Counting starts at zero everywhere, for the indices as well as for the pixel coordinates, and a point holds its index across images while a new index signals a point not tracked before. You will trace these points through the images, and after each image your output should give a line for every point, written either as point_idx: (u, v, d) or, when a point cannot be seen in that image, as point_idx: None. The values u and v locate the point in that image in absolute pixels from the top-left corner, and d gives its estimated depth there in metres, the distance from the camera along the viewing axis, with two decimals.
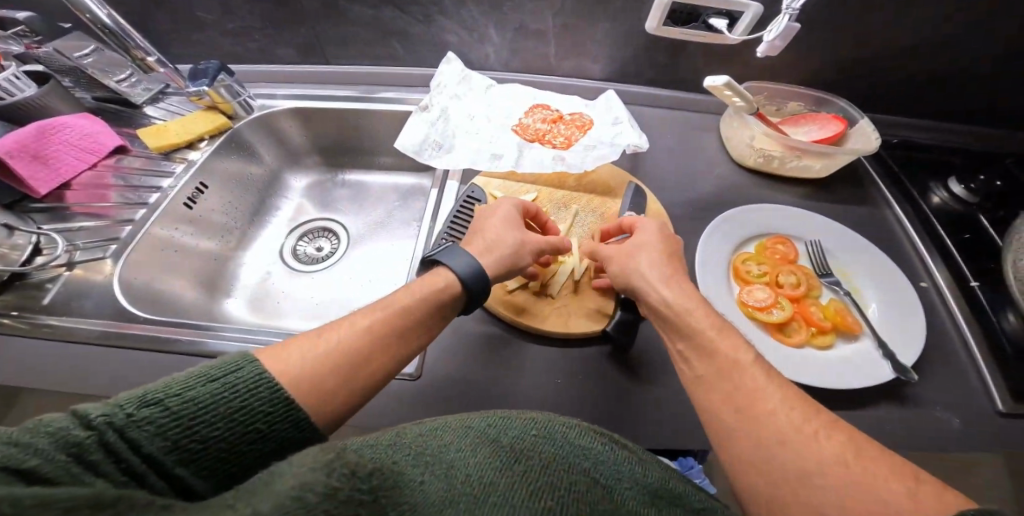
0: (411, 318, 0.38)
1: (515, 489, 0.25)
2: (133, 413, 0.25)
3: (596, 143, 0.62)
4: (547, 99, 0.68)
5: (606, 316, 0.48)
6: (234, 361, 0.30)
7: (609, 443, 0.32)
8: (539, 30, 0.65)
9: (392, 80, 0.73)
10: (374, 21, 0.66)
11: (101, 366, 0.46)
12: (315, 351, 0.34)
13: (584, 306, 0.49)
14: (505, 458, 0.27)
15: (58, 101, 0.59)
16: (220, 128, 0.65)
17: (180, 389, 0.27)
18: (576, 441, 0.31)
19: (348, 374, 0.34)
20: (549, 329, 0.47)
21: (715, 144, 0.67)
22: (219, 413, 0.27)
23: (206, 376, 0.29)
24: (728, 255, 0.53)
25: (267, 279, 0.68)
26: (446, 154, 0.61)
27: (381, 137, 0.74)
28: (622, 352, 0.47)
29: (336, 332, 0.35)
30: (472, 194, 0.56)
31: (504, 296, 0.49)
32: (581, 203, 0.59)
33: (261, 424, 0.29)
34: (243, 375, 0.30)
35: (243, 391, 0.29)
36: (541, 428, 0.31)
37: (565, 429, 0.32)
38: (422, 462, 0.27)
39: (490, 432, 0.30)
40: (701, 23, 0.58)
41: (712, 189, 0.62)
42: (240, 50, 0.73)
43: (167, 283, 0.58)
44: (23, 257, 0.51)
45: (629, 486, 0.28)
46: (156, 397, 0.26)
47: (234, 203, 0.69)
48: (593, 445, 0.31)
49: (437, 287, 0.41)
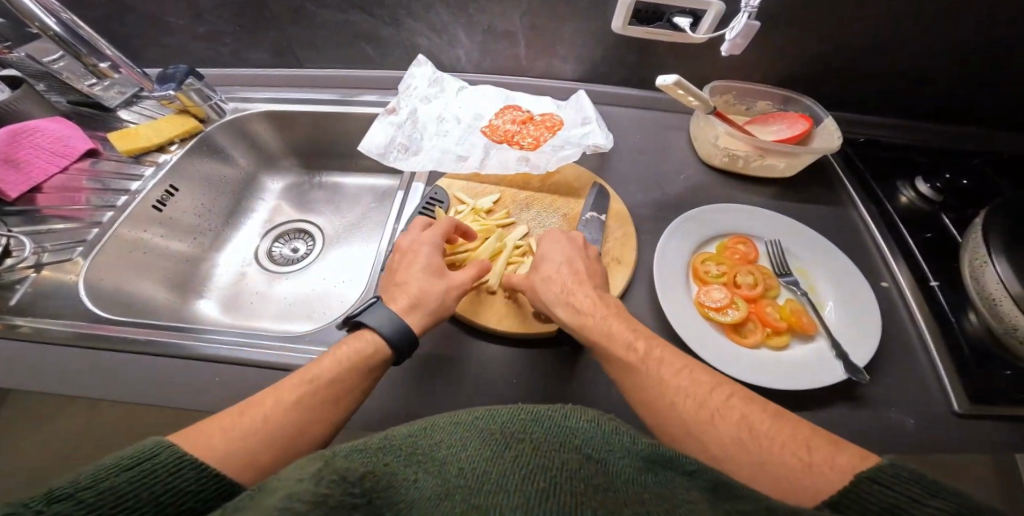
0: (342, 384, 0.37)
1: (510, 473, 0.24)
2: (39, 511, 0.22)
3: (562, 144, 0.62)
4: (517, 100, 0.69)
5: None
6: (150, 447, 0.28)
7: (595, 419, 0.31)
8: (506, 31, 0.65)
9: (364, 83, 0.74)
10: (342, 24, 0.66)
11: (64, 365, 0.47)
12: (239, 428, 0.33)
13: None
14: (495, 447, 0.27)
15: (30, 105, 0.60)
16: (192, 131, 0.66)
17: (88, 483, 0.25)
18: (560, 422, 0.30)
19: (282, 447, 0.33)
20: (506, 328, 0.47)
21: (683, 144, 0.67)
22: (142, 498, 0.26)
23: (118, 466, 0.26)
24: (688, 256, 0.54)
25: (240, 279, 0.69)
26: (413, 156, 0.61)
27: (354, 139, 0.75)
28: (576, 352, 0.47)
29: (260, 407, 0.34)
30: (434, 196, 0.57)
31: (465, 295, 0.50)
32: (545, 203, 0.59)
33: (192, 503, 0.28)
34: (162, 461, 0.28)
35: (166, 475, 0.27)
36: (527, 414, 0.30)
37: (550, 412, 0.30)
38: (414, 462, 0.27)
39: (478, 424, 0.29)
40: (666, 22, 0.58)
41: (678, 189, 0.62)
42: (214, 54, 0.74)
43: (135, 284, 0.58)
44: None
45: (621, 457, 0.27)
46: (60, 494, 0.24)
47: (207, 205, 0.69)
48: (578, 425, 0.30)
49: (366, 347, 0.40)
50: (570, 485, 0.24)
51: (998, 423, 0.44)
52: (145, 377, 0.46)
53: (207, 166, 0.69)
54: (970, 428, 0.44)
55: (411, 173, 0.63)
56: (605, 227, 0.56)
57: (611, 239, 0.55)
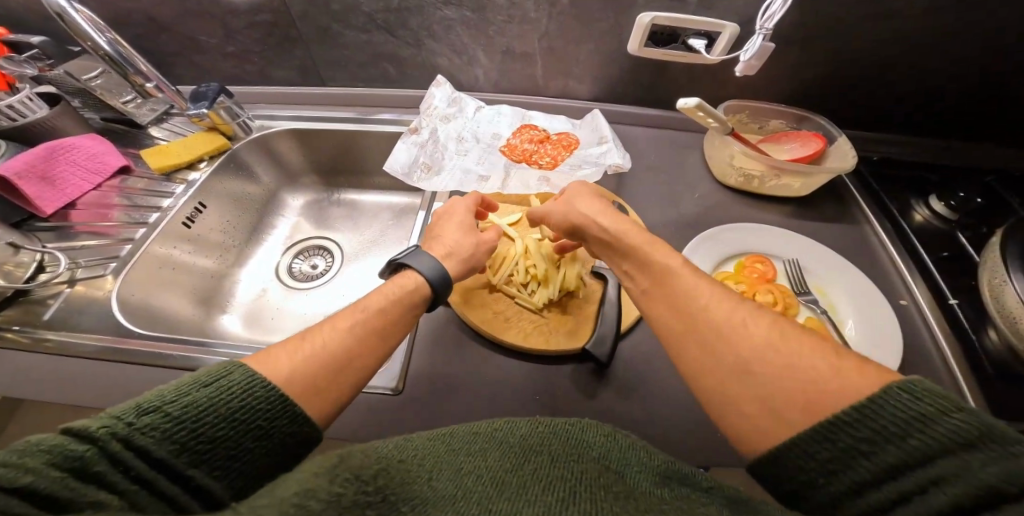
0: (391, 314, 0.40)
1: (530, 486, 0.25)
2: (133, 422, 0.25)
3: (581, 163, 0.63)
4: (535, 120, 0.70)
5: (586, 335, 0.49)
6: (224, 366, 0.30)
7: (612, 430, 0.31)
8: (524, 53, 0.67)
9: (385, 101, 0.76)
10: (366, 45, 0.69)
11: (96, 380, 0.47)
12: (302, 350, 0.35)
13: (566, 324, 0.50)
14: (517, 460, 0.27)
15: (69, 122, 0.63)
16: (220, 148, 0.68)
17: (175, 396, 0.27)
18: (578, 433, 0.30)
19: (337, 371, 0.35)
20: (532, 347, 0.47)
21: (699, 163, 0.68)
22: (219, 414, 0.28)
23: (198, 382, 0.29)
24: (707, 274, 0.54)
25: (262, 294, 0.70)
26: (435, 176, 0.63)
27: (374, 156, 0.76)
28: (600, 371, 0.47)
29: (320, 332, 0.36)
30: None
31: (490, 317, 0.50)
32: None
33: (262, 421, 0.30)
34: (234, 379, 0.30)
35: (239, 393, 0.29)
36: (544, 423, 0.30)
37: (566, 423, 0.31)
38: (430, 463, 0.28)
39: (497, 436, 0.29)
40: (681, 43, 0.60)
41: (694, 207, 0.63)
42: (239, 72, 0.77)
43: (165, 300, 0.60)
44: (27, 274, 0.53)
45: (638, 468, 0.28)
46: (152, 405, 0.26)
47: (231, 222, 0.71)
48: (594, 433, 0.30)
49: (409, 286, 0.43)
50: (591, 495, 0.24)
51: None
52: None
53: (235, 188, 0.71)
54: None
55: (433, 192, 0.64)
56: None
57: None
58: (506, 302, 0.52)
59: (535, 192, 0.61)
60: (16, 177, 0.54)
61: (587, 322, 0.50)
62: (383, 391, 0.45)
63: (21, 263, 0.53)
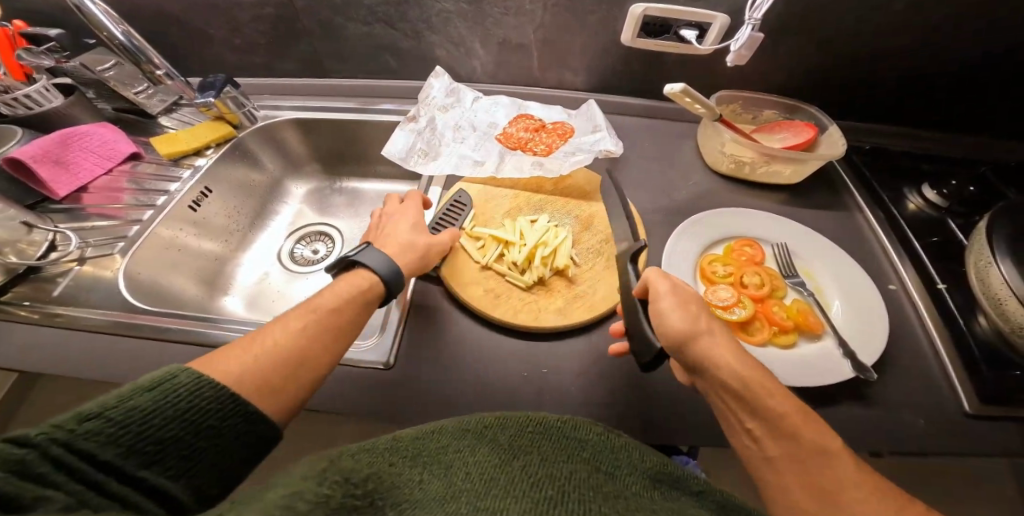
0: (344, 319, 0.41)
1: (518, 480, 0.26)
2: (74, 429, 0.24)
3: (575, 150, 0.65)
4: (531, 111, 0.73)
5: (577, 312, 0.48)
6: (168, 371, 0.30)
7: (605, 433, 0.32)
8: (521, 44, 0.68)
9: (387, 92, 0.78)
10: (367, 37, 0.71)
11: (99, 356, 0.49)
12: (252, 352, 0.36)
13: (555, 301, 0.49)
14: (502, 457, 0.28)
15: (82, 112, 0.66)
16: (226, 136, 0.71)
17: (115, 402, 0.27)
18: (564, 433, 0.31)
19: (292, 372, 0.36)
20: (519, 321, 0.47)
21: (692, 152, 0.69)
22: (167, 415, 0.28)
23: (142, 387, 0.28)
24: (695, 257, 0.54)
25: (264, 278, 0.72)
26: (432, 161, 0.62)
27: (376, 145, 0.78)
28: (590, 348, 0.47)
29: (269, 333, 0.38)
30: (456, 199, 0.57)
31: (478, 292, 0.49)
32: (555, 206, 0.56)
33: (213, 421, 0.30)
34: (180, 381, 0.30)
35: (186, 394, 0.29)
36: (535, 423, 0.32)
37: (558, 422, 0.32)
38: (421, 463, 0.29)
39: (486, 433, 0.31)
40: (673, 34, 0.61)
41: (686, 195, 0.64)
42: (246, 64, 0.79)
43: (169, 280, 0.62)
44: (39, 252, 0.56)
45: (628, 471, 0.29)
46: (94, 412, 0.25)
47: (236, 208, 0.73)
48: (576, 431, 0.32)
49: (359, 287, 0.44)
50: (579, 494, 0.25)
51: (1006, 426, 0.45)
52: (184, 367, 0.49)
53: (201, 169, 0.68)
54: (979, 428, 0.44)
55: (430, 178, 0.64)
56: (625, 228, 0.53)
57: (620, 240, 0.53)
58: (495, 277, 0.50)
59: (529, 176, 0.60)
60: (33, 162, 0.57)
61: (579, 305, 0.48)
62: (375, 365, 0.45)
63: (34, 241, 0.56)
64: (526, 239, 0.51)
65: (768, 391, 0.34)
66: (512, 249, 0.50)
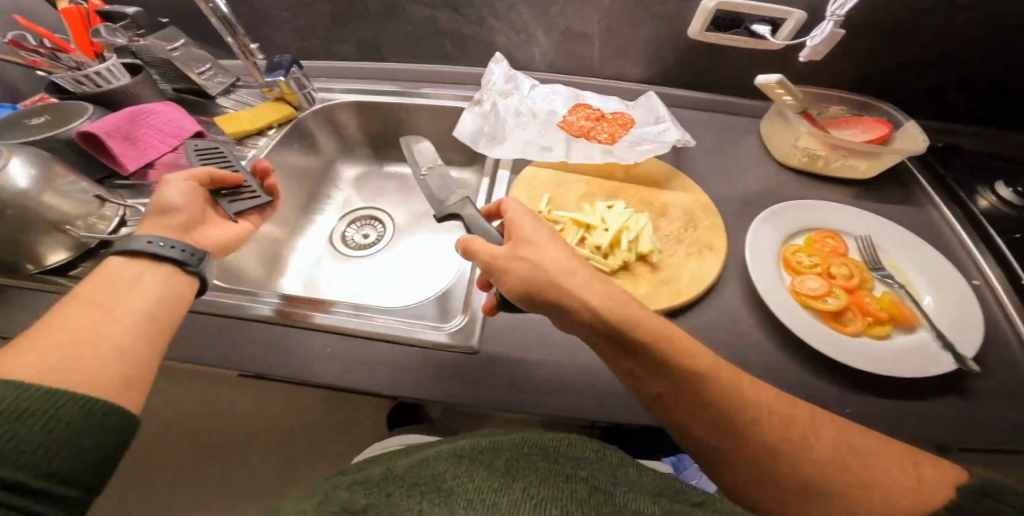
0: None
1: (521, 504, 0.26)
2: None
3: (639, 139, 0.64)
4: (589, 100, 0.73)
5: (662, 297, 0.48)
6: None
7: (600, 450, 0.33)
8: (584, 34, 0.68)
9: (444, 78, 0.77)
10: (430, 21, 0.71)
11: (178, 336, 0.48)
12: None
13: (640, 285, 0.49)
14: (500, 479, 0.28)
15: (145, 90, 0.66)
16: (287, 117, 0.71)
17: None
18: (556, 450, 0.32)
19: None
20: None
21: (756, 145, 0.69)
22: None
23: None
24: (778, 247, 0.54)
25: (318, 261, 0.72)
26: (499, 145, 0.62)
27: (432, 131, 0.78)
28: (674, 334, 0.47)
29: None
30: (531, 183, 0.57)
31: None
32: (629, 195, 0.56)
33: None
34: None
35: None
36: (531, 445, 0.32)
37: (553, 439, 0.33)
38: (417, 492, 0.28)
39: (484, 459, 0.31)
40: (744, 29, 0.59)
41: (752, 188, 0.63)
42: (302, 46, 0.78)
43: (233, 260, 0.61)
44: (109, 227, 0.53)
45: (628, 488, 0.29)
46: None
47: (294, 190, 0.74)
48: (567, 448, 0.32)
49: None
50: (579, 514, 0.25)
51: None
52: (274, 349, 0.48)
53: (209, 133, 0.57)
54: None
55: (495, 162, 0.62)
56: (693, 218, 0.54)
57: (698, 228, 0.53)
58: (579, 260, 0.50)
59: (600, 163, 0.60)
60: (106, 136, 0.57)
61: (664, 290, 0.48)
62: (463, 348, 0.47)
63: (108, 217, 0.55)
64: (610, 223, 0.50)
65: (664, 331, 0.36)
66: (595, 233, 0.50)
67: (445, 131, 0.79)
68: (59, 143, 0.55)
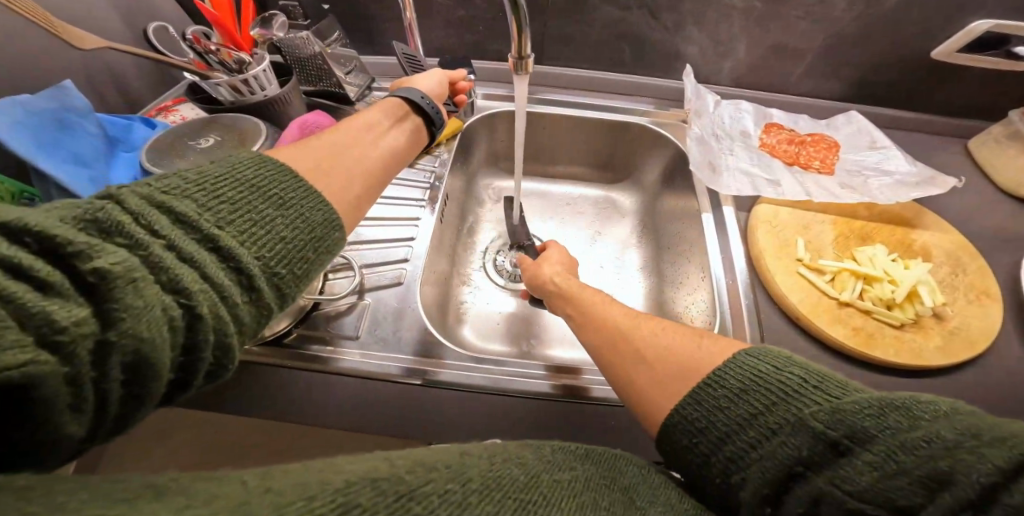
0: None
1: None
2: None
3: (859, 168, 0.59)
4: (778, 118, 0.65)
5: (960, 354, 0.44)
6: None
7: (643, 466, 0.29)
8: (793, 48, 0.62)
9: (611, 85, 0.70)
10: (617, 22, 0.63)
11: (423, 411, 0.40)
12: None
13: (933, 340, 0.44)
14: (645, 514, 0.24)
15: (294, 98, 0.56)
16: (453, 130, 0.63)
17: None
18: (611, 462, 0.27)
19: None
20: (906, 362, 0.43)
21: (967, 171, 0.64)
22: None
23: None
24: None
25: (482, 296, 0.64)
26: (720, 177, 0.56)
27: (595, 143, 0.71)
28: (986, 396, 0.42)
29: None
30: (773, 227, 0.53)
31: (849, 328, 0.45)
32: (886, 235, 0.54)
33: None
34: None
35: None
36: (604, 458, 0.27)
37: (620, 457, 0.28)
38: (542, 498, 0.22)
39: (562, 462, 0.25)
40: (1001, 50, 0.57)
41: (989, 221, 0.58)
42: (451, 43, 0.69)
43: (428, 305, 0.54)
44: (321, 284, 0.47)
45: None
46: None
47: (453, 216, 0.65)
48: (628, 464, 0.28)
49: None
50: None
51: None
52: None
53: (407, 111, 0.43)
54: None
55: (708, 197, 0.59)
56: (956, 261, 0.52)
57: (967, 272, 0.50)
58: (861, 313, 0.47)
59: (847, 202, 0.55)
60: None
61: (960, 342, 0.44)
62: None
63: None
64: (897, 275, 0.47)
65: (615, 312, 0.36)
66: (881, 285, 0.47)
67: (607, 143, 0.71)
68: None
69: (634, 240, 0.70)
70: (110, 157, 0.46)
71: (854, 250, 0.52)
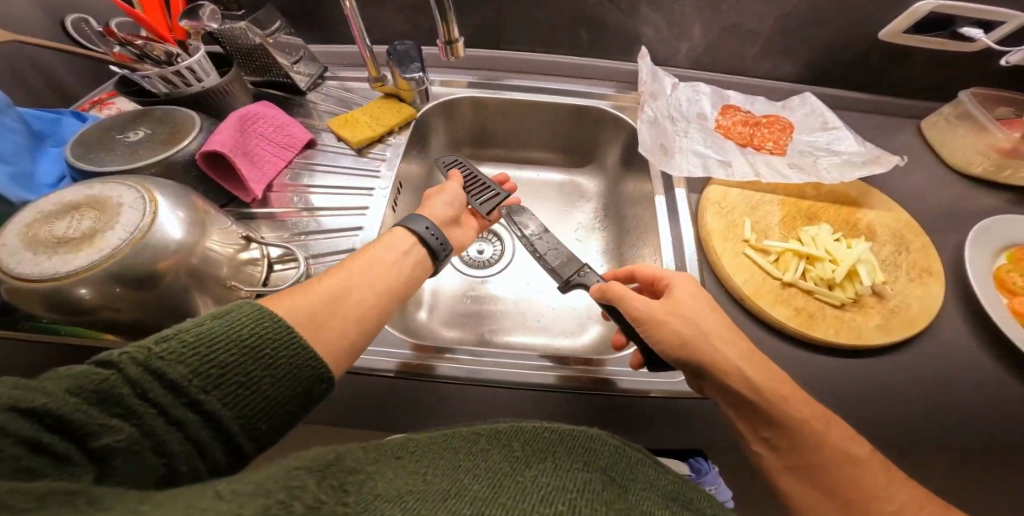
0: None
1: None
2: None
3: (810, 148, 0.59)
4: (735, 100, 0.65)
5: (899, 331, 0.45)
6: None
7: (620, 442, 0.27)
8: (746, 29, 0.62)
9: (570, 70, 0.69)
10: (572, 5, 0.62)
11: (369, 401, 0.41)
12: None
13: (871, 317, 0.46)
14: (612, 487, 0.22)
15: (236, 87, 0.54)
16: (407, 118, 0.62)
17: None
18: (584, 443, 0.25)
19: None
20: (843, 340, 0.44)
21: (920, 151, 0.65)
22: None
23: None
24: (990, 265, 0.50)
25: (444, 284, 0.64)
26: (673, 159, 0.57)
27: (557, 129, 0.71)
28: (916, 369, 0.44)
29: None
30: (722, 209, 0.54)
31: (791, 307, 0.46)
32: (831, 215, 0.55)
33: None
34: None
35: None
36: (558, 432, 0.26)
37: (578, 432, 0.26)
38: (499, 490, 0.21)
39: (523, 448, 0.25)
40: (949, 31, 0.58)
41: (935, 200, 0.59)
42: (406, 29, 0.67)
43: None
44: (265, 276, 0.46)
45: (645, 487, 0.24)
46: None
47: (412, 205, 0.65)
48: (603, 444, 0.26)
49: None
50: None
51: None
52: (476, 409, 0.42)
53: (412, 245, 0.42)
54: None
55: (663, 180, 0.59)
56: (901, 240, 0.53)
57: (911, 250, 0.52)
58: (804, 292, 0.47)
59: (795, 181, 0.56)
60: (233, 155, 0.47)
61: (898, 320, 0.46)
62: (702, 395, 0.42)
63: (255, 260, 0.45)
64: (839, 255, 0.48)
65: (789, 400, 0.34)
66: (822, 264, 0.48)
67: (569, 129, 0.71)
68: (176, 160, 0.44)
69: (598, 224, 0.70)
70: (36, 153, 0.45)
71: (802, 230, 0.52)
